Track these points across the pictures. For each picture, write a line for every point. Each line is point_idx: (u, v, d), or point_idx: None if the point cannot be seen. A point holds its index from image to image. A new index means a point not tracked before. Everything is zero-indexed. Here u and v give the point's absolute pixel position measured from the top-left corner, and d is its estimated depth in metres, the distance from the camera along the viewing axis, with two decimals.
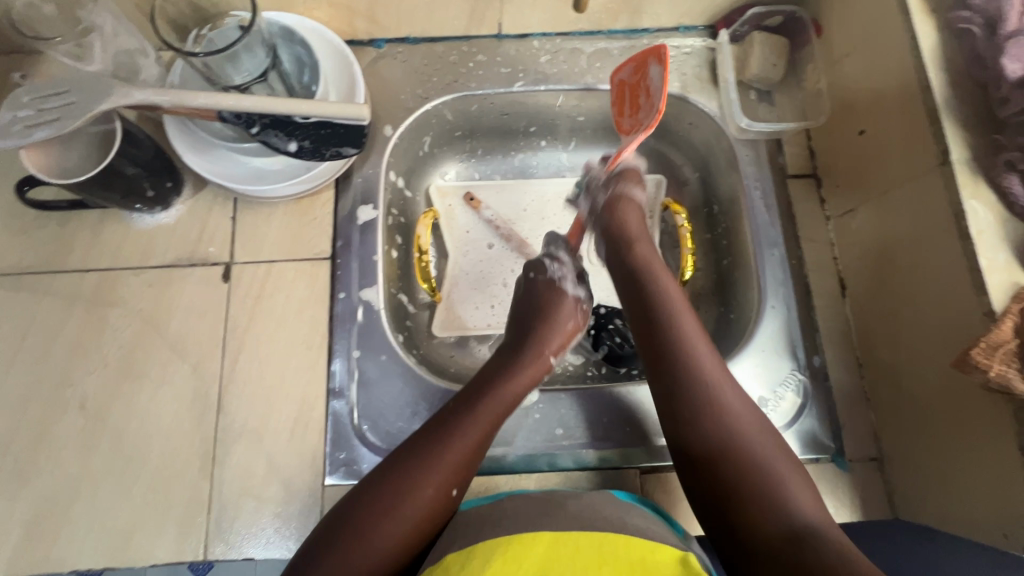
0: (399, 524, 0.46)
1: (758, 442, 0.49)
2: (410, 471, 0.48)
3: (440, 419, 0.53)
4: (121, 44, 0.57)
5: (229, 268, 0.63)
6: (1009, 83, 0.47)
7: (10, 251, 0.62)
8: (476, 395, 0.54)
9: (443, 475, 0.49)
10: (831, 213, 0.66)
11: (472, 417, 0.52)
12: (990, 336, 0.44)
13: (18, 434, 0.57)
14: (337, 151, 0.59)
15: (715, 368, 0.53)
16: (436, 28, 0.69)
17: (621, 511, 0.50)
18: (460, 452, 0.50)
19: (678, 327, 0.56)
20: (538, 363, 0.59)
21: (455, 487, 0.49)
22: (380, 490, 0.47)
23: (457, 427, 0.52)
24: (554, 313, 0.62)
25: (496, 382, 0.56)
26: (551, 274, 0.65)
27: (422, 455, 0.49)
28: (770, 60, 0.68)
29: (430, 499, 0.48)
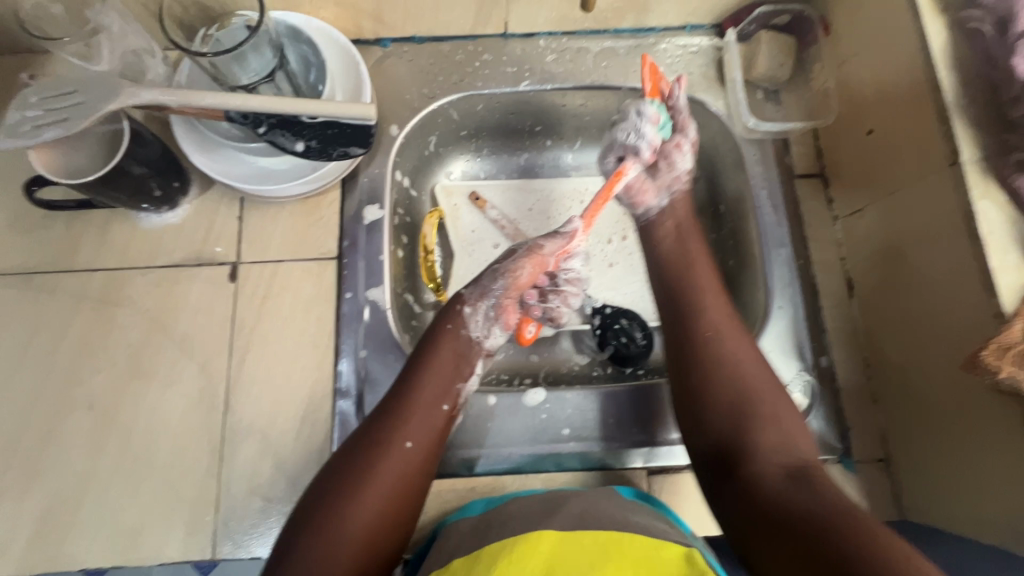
0: (375, 483, 0.47)
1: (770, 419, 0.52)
2: (376, 430, 0.50)
3: (401, 378, 0.54)
4: (130, 44, 0.57)
5: (235, 267, 0.63)
6: (1021, 83, 0.46)
7: (18, 251, 0.62)
8: (426, 351, 0.55)
9: (404, 429, 0.50)
10: (838, 213, 0.66)
11: (426, 372, 0.54)
12: (1000, 338, 0.44)
13: (27, 433, 0.57)
14: (344, 151, 0.58)
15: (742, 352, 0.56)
16: (442, 27, 0.69)
17: (625, 509, 0.50)
18: (417, 409, 0.52)
19: (700, 312, 0.59)
20: (481, 314, 0.58)
21: (416, 441, 0.50)
22: (349, 456, 0.49)
23: (411, 384, 0.53)
24: (514, 275, 0.58)
25: (429, 337, 0.57)
26: (511, 241, 0.62)
27: (384, 418, 0.51)
28: (778, 59, 0.68)
29: (397, 455, 0.49)
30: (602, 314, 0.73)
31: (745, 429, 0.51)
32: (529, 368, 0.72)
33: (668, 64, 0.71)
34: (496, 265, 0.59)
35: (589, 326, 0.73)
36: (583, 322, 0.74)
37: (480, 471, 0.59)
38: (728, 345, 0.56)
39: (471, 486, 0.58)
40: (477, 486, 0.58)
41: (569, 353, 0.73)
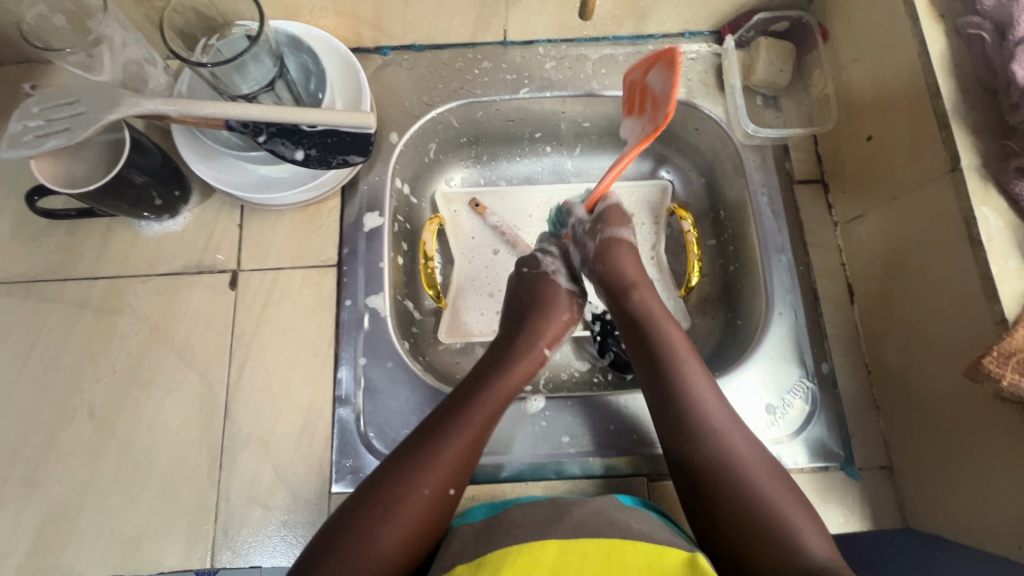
0: (402, 522, 0.47)
1: (759, 478, 0.51)
2: (412, 469, 0.49)
3: (440, 415, 0.54)
4: (130, 55, 0.57)
5: (236, 275, 0.63)
6: (1020, 89, 0.46)
7: (20, 260, 0.63)
8: (472, 394, 0.55)
9: (441, 472, 0.50)
10: (839, 218, 0.66)
11: (472, 416, 0.53)
12: (1002, 345, 0.43)
13: (27, 442, 0.57)
14: (344, 159, 0.59)
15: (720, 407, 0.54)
16: (442, 35, 0.69)
17: (629, 517, 0.50)
18: (459, 452, 0.51)
19: (681, 362, 0.56)
20: (546, 357, 0.62)
21: (454, 486, 0.50)
22: (379, 491, 0.48)
23: (452, 425, 0.52)
24: (552, 317, 0.63)
25: (478, 380, 0.56)
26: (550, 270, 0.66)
27: (421, 456, 0.50)
28: (777, 65, 0.68)
29: (431, 497, 0.49)
30: (603, 320, 0.73)
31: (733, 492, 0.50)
32: (529, 375, 0.72)
33: None
34: (542, 312, 0.63)
35: (589, 332, 0.73)
36: (583, 327, 0.74)
37: (479, 479, 0.59)
38: (704, 400, 0.54)
39: (471, 493, 0.58)
40: (477, 494, 0.58)
41: (570, 359, 0.73)
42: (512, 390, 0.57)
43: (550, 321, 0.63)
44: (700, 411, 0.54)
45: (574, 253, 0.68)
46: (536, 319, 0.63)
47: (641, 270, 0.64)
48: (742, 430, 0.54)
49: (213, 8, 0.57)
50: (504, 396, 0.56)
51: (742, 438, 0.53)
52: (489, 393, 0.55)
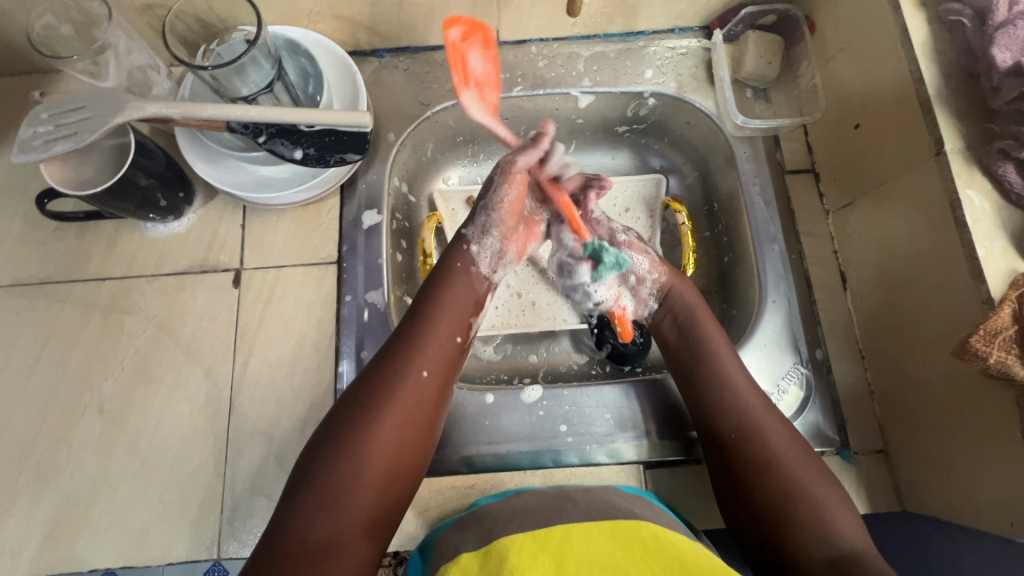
0: (392, 417, 0.48)
1: (793, 462, 0.51)
2: (391, 366, 0.51)
3: (412, 314, 0.55)
4: (134, 61, 0.59)
5: (239, 274, 0.65)
6: (1001, 72, 0.47)
7: (31, 263, 0.65)
8: (437, 290, 0.57)
9: (421, 364, 0.52)
10: (830, 206, 0.66)
11: (440, 309, 0.55)
12: (989, 323, 0.44)
13: (40, 437, 0.59)
14: (341, 158, 0.61)
15: (757, 397, 0.55)
16: (436, 36, 0.71)
17: (635, 505, 0.50)
18: (433, 343, 0.53)
19: (714, 355, 0.57)
20: (487, 250, 0.62)
21: (432, 371, 0.52)
22: (363, 394, 0.49)
23: (424, 321, 0.54)
24: (505, 201, 0.61)
25: (441, 276, 0.58)
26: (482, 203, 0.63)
27: (372, 388, 0.49)
28: (765, 58, 0.69)
29: (410, 391, 0.50)
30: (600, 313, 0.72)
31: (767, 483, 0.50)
32: (528, 368, 0.73)
33: (658, 65, 0.72)
34: (490, 197, 0.62)
35: (587, 326, 0.73)
36: (580, 321, 0.74)
37: (479, 469, 0.60)
38: (742, 394, 0.55)
39: (471, 482, 0.59)
40: (477, 483, 0.59)
41: (568, 352, 0.74)
42: (455, 313, 0.56)
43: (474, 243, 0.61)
44: (736, 398, 0.55)
45: (632, 273, 0.64)
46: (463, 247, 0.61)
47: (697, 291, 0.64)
48: (774, 416, 0.54)
49: (215, 15, 0.59)
50: (447, 321, 0.55)
51: (774, 426, 0.53)
52: (425, 320, 0.54)
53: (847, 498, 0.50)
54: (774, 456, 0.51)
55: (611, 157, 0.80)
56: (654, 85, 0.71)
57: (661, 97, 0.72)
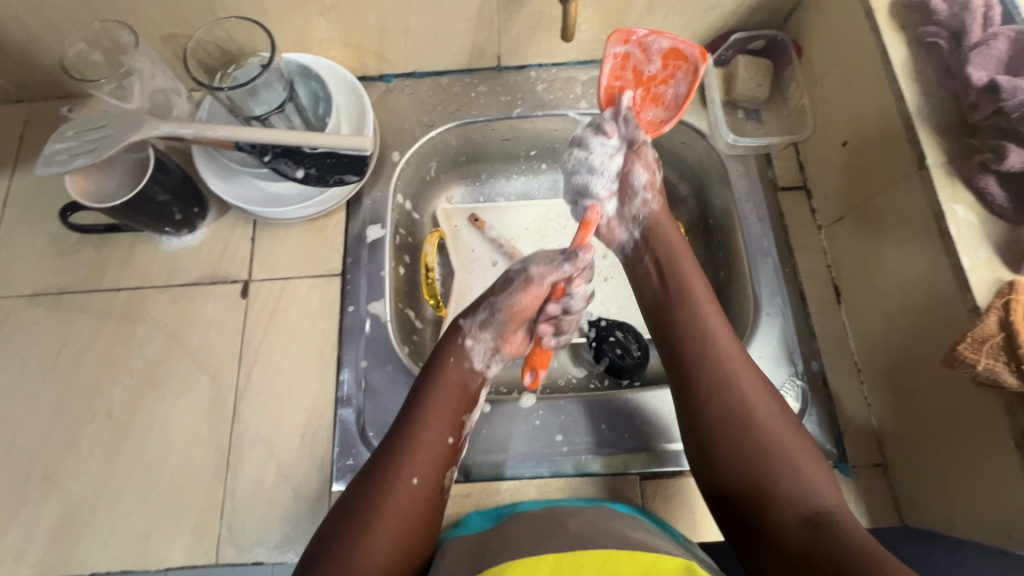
0: (383, 520, 0.47)
1: (769, 420, 0.50)
2: (381, 466, 0.50)
3: (402, 414, 0.54)
4: (157, 84, 0.63)
5: (247, 284, 0.67)
6: (977, 89, 0.49)
7: (54, 273, 0.68)
8: (427, 385, 0.55)
9: (411, 465, 0.50)
10: (823, 221, 0.68)
11: (435, 400, 0.54)
12: (976, 330, 0.45)
13: (50, 441, 0.61)
14: (340, 178, 0.64)
15: (733, 349, 0.54)
16: (440, 63, 0.75)
17: (627, 527, 0.50)
18: (424, 444, 0.52)
19: (698, 323, 0.56)
20: (483, 347, 0.59)
21: (423, 476, 0.50)
22: (355, 498, 0.49)
23: (418, 415, 0.53)
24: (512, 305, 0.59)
25: (433, 369, 0.57)
26: (516, 271, 0.60)
27: (380, 465, 0.50)
28: (755, 81, 0.72)
29: (404, 493, 0.49)
30: (598, 326, 0.75)
31: (767, 472, 0.48)
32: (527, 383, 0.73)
33: None
34: (517, 307, 0.59)
35: (586, 339, 0.76)
36: (579, 335, 0.77)
37: (475, 477, 0.60)
38: (744, 384, 0.52)
39: (466, 491, 0.59)
40: (472, 493, 0.60)
41: (567, 366, 0.75)
42: (460, 377, 0.56)
43: (493, 305, 0.60)
44: (708, 341, 0.55)
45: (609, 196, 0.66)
46: (468, 308, 0.61)
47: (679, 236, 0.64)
48: (749, 366, 0.53)
49: (233, 43, 0.64)
50: (451, 385, 0.56)
51: (750, 377, 0.53)
52: (431, 386, 0.55)
53: (830, 472, 0.49)
54: (745, 406, 0.51)
55: None
56: None
57: None
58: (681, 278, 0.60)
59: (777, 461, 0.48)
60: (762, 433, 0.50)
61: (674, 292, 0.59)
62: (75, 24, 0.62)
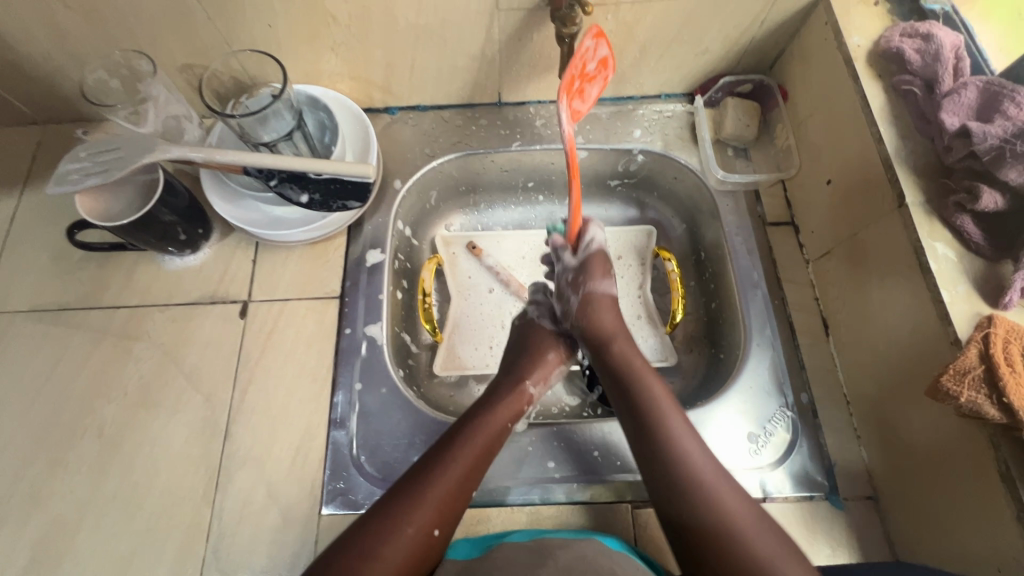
0: (388, 565, 0.46)
1: (725, 498, 0.49)
2: (399, 504, 0.49)
3: (432, 454, 0.53)
4: (171, 110, 0.66)
5: (246, 305, 0.68)
6: (950, 133, 0.53)
7: (55, 290, 0.69)
8: (471, 430, 0.55)
9: (430, 512, 0.49)
10: (809, 255, 0.70)
11: (475, 451, 0.54)
12: (957, 363, 0.46)
13: (37, 458, 0.61)
14: (343, 204, 0.67)
15: (685, 432, 0.54)
16: (443, 97, 0.78)
17: (615, 564, 0.49)
18: (450, 494, 0.51)
19: (646, 399, 0.56)
20: (533, 408, 0.61)
21: (440, 527, 0.49)
22: (363, 532, 0.47)
23: (449, 459, 0.52)
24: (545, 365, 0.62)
25: (486, 417, 0.56)
26: (547, 329, 0.66)
27: (396, 503, 0.49)
28: (743, 121, 0.75)
29: (418, 541, 0.48)
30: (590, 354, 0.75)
31: (725, 548, 0.47)
32: None
33: (646, 126, 0.79)
34: (552, 365, 0.63)
35: (579, 367, 0.76)
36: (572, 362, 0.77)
37: (467, 503, 0.59)
38: (685, 447, 0.52)
39: (457, 517, 0.59)
40: (463, 518, 0.59)
41: (560, 394, 0.75)
42: (503, 431, 0.56)
43: (546, 366, 0.62)
44: (655, 415, 0.55)
45: (565, 253, 0.64)
46: (532, 361, 0.62)
47: (621, 323, 0.63)
48: (699, 442, 0.54)
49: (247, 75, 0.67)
50: (495, 437, 0.55)
51: (705, 459, 0.52)
52: (478, 432, 0.55)
53: (791, 544, 0.48)
54: (696, 484, 0.50)
55: (606, 210, 0.88)
56: (643, 143, 0.78)
57: (649, 154, 0.79)
58: (627, 358, 0.60)
59: (734, 538, 0.47)
60: (723, 511, 0.49)
61: (618, 373, 0.59)
62: (97, 52, 0.65)
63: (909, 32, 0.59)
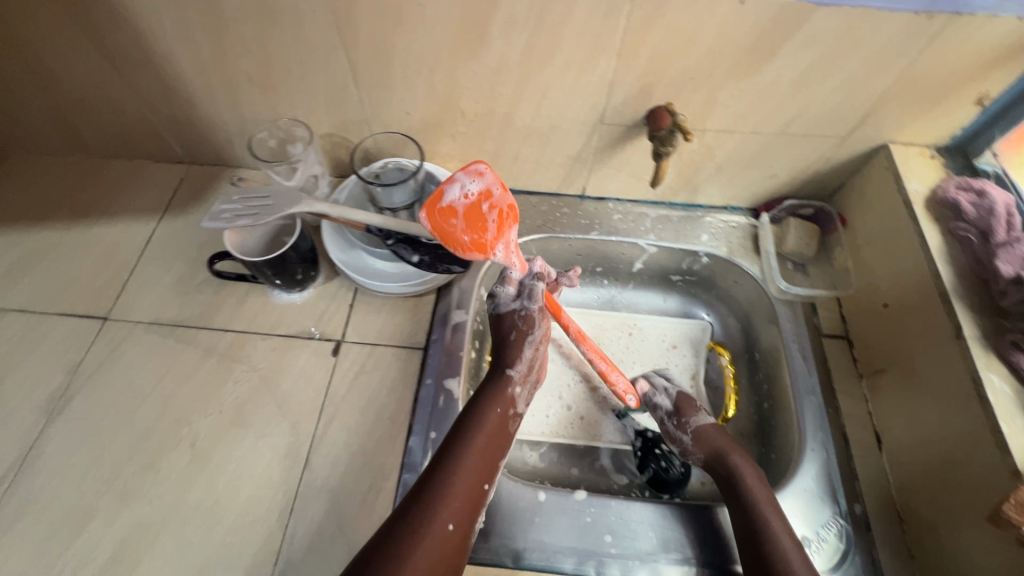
0: (415, 566, 0.50)
1: None
2: (426, 506, 0.54)
3: (442, 455, 0.59)
4: (314, 170, 0.79)
5: (339, 344, 0.75)
6: (1006, 279, 0.59)
7: (173, 307, 0.77)
8: (471, 429, 0.61)
9: (450, 510, 0.55)
10: (864, 371, 0.74)
11: (478, 447, 0.60)
12: (1019, 494, 0.50)
13: (133, 459, 0.65)
14: (448, 267, 0.75)
15: (786, 533, 0.59)
16: (534, 185, 0.88)
17: None
18: (463, 488, 0.57)
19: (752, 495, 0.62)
20: (524, 391, 0.68)
21: (456, 522, 0.54)
22: (389, 540, 0.51)
23: (459, 457, 0.59)
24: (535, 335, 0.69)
25: (475, 416, 0.63)
26: (516, 309, 0.69)
27: (420, 503, 0.54)
28: (803, 241, 0.82)
29: (438, 536, 0.53)
30: (644, 436, 0.79)
31: None
32: (571, 479, 0.80)
33: (712, 232, 0.87)
34: (527, 337, 0.68)
35: (630, 447, 0.81)
36: (624, 442, 0.81)
37: (524, 564, 0.61)
38: (764, 507, 0.61)
39: None
40: None
41: (610, 470, 0.80)
42: (495, 423, 0.63)
43: (516, 351, 0.68)
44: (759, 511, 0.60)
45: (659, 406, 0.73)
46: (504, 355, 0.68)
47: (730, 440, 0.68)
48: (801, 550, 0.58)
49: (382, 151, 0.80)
50: (489, 431, 0.62)
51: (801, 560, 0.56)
52: (476, 431, 0.61)
53: None
54: None
55: (663, 300, 0.95)
56: (709, 248, 0.86)
57: (714, 258, 0.86)
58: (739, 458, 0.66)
59: None
60: None
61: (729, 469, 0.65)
62: (261, 116, 0.78)
63: (964, 185, 0.67)
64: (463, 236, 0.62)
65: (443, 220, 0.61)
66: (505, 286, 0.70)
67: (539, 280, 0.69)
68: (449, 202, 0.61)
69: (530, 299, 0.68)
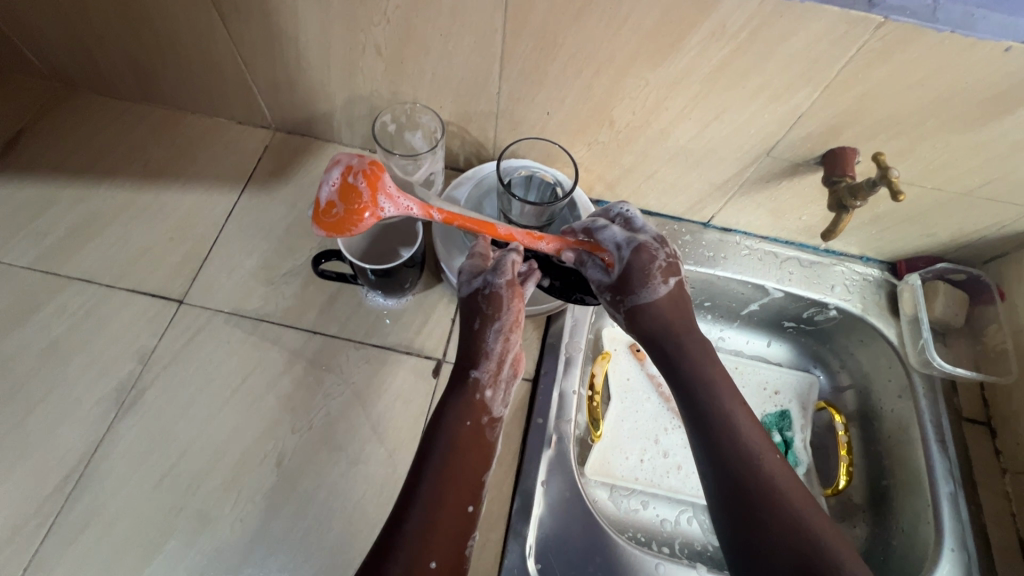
0: None
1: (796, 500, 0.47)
2: (402, 545, 0.45)
3: (415, 472, 0.50)
4: (436, 167, 0.71)
5: (439, 364, 0.67)
6: None
7: (256, 298, 0.69)
8: (441, 443, 0.51)
9: (434, 547, 0.45)
10: (1008, 465, 0.69)
11: (450, 468, 0.50)
12: None
13: (213, 474, 0.59)
14: (581, 297, 0.66)
15: (758, 436, 0.51)
16: (657, 206, 0.80)
17: None
18: (440, 512, 0.47)
19: (714, 397, 0.53)
20: (501, 391, 0.56)
21: (441, 560, 0.45)
22: None
23: (430, 478, 0.49)
24: (509, 316, 0.57)
25: (442, 424, 0.52)
26: (483, 288, 0.58)
27: (405, 540, 0.45)
28: (952, 309, 0.75)
29: None
30: None
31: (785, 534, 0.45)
32: (665, 535, 0.74)
33: (845, 284, 0.79)
34: (492, 326, 0.57)
35: None
36: None
37: None
38: (720, 389, 0.53)
39: None
40: None
41: (706, 530, 0.74)
42: (469, 432, 0.53)
43: (474, 338, 0.57)
44: (727, 421, 0.51)
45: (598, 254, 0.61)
46: (468, 352, 0.57)
47: (672, 305, 0.58)
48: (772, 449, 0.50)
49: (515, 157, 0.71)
50: (463, 440, 0.52)
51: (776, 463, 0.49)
52: (448, 443, 0.51)
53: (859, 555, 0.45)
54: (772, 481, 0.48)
55: (766, 345, 0.87)
56: (840, 301, 0.78)
57: (844, 312, 0.78)
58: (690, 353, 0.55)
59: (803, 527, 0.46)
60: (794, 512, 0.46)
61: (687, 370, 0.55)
62: (378, 95, 0.68)
63: None
64: (357, 219, 0.54)
65: (330, 222, 0.54)
66: (477, 259, 0.61)
67: (530, 276, 0.61)
68: (325, 203, 0.54)
69: (498, 273, 0.58)
